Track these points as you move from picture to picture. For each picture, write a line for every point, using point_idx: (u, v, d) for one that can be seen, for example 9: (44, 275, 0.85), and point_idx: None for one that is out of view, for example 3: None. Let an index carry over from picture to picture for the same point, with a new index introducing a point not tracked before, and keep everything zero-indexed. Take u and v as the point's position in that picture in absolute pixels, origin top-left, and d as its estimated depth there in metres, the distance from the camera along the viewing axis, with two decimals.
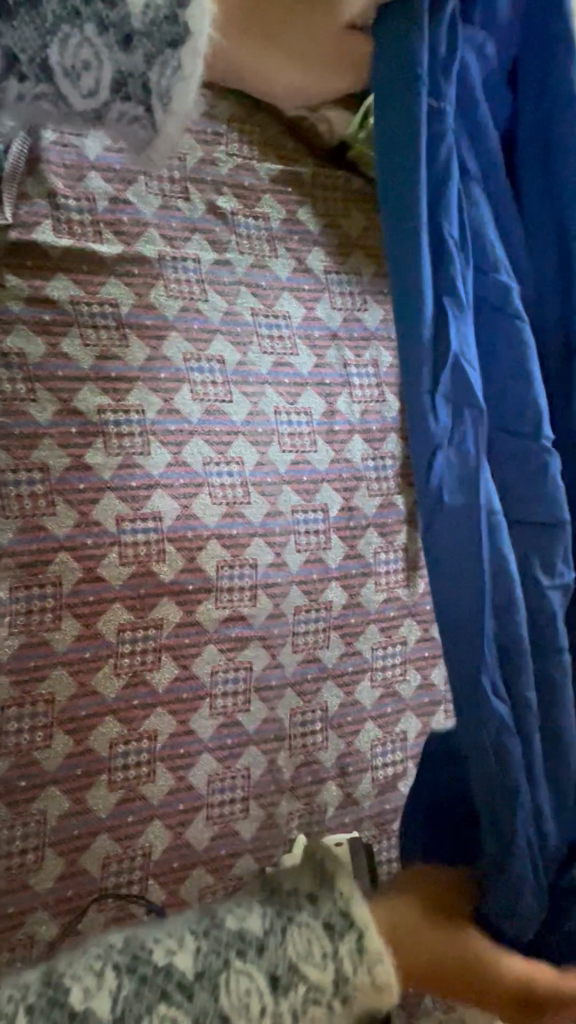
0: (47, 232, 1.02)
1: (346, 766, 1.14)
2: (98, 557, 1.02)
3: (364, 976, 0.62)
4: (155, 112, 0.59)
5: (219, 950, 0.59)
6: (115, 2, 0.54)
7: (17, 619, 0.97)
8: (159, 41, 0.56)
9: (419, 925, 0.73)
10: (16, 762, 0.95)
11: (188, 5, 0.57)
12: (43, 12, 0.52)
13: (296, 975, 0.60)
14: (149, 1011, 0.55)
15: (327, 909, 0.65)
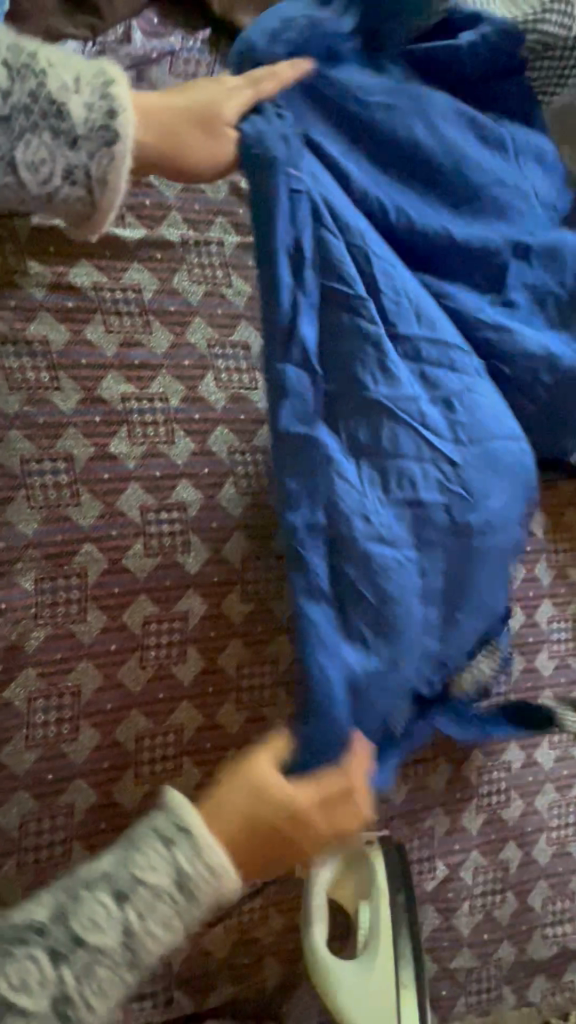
0: None
1: None
2: (123, 548, 1.00)
3: (204, 868, 0.59)
4: (95, 193, 0.66)
5: (69, 891, 0.58)
6: (61, 115, 0.63)
7: (43, 610, 0.96)
8: (97, 140, 0.64)
9: (240, 785, 0.66)
10: (43, 755, 0.95)
11: (116, 116, 0.64)
12: (12, 124, 0.62)
13: (139, 882, 0.58)
14: (10, 954, 0.54)
15: (165, 821, 0.60)
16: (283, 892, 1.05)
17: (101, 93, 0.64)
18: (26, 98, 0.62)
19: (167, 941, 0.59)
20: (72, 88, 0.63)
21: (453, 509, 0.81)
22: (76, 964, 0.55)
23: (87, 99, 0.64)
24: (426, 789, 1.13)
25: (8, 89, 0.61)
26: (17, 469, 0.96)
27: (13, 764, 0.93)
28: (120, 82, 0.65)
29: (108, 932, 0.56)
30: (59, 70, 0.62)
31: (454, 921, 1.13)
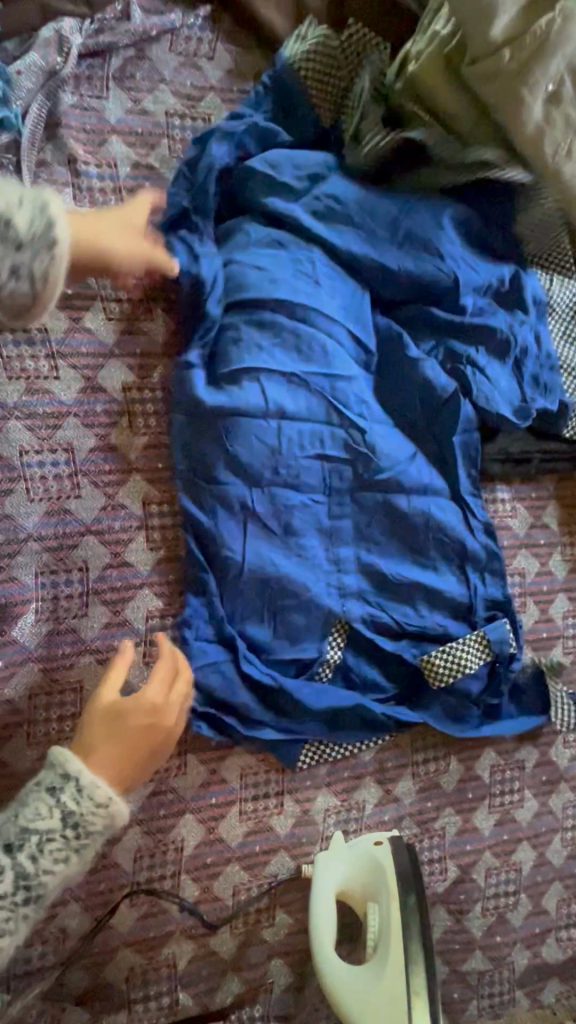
0: (68, 202, 0.97)
1: (385, 762, 1.08)
2: (126, 541, 0.98)
3: (90, 803, 0.69)
4: (39, 287, 0.71)
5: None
6: (7, 227, 0.69)
7: (44, 605, 0.94)
8: (39, 244, 0.70)
9: (101, 723, 0.76)
10: (45, 753, 0.93)
11: (56, 224, 0.71)
12: None
13: (28, 831, 0.67)
14: None
15: (52, 776, 0.70)
16: (290, 893, 1.03)
17: (41, 207, 0.71)
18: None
19: (64, 874, 0.69)
20: (17, 203, 0.69)
21: (362, 471, 1.03)
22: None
23: (28, 211, 0.70)
24: (437, 788, 1.10)
25: None
26: (16, 461, 0.94)
27: (14, 761, 0.91)
28: (58, 200, 0.73)
29: (3, 880, 0.65)
30: (8, 194, 0.70)
31: (466, 922, 1.11)
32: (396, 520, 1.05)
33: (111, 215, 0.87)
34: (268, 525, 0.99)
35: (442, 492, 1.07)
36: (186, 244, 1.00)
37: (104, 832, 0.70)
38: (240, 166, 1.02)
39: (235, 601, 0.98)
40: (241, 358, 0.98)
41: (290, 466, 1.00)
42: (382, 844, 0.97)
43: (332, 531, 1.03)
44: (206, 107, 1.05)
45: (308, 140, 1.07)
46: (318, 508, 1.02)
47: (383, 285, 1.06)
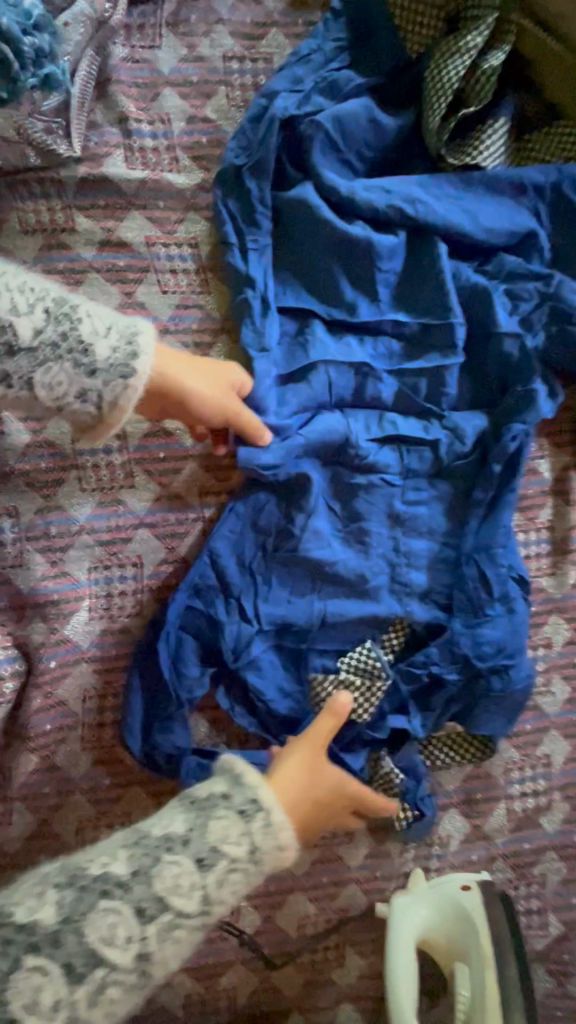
0: (119, 164, 0.89)
1: (473, 793, 0.93)
2: (181, 536, 0.90)
3: (273, 841, 0.66)
4: (103, 410, 0.66)
5: (149, 854, 0.63)
6: (86, 353, 0.65)
7: (97, 603, 0.88)
8: (113, 373, 0.65)
9: (308, 766, 0.75)
10: (100, 758, 0.87)
11: (138, 356, 0.66)
12: (39, 354, 0.64)
13: (217, 852, 0.64)
14: (91, 907, 0.60)
15: (240, 800, 0.66)
16: (361, 931, 0.91)
17: (128, 337, 0.66)
18: (56, 336, 0.64)
19: (233, 903, 0.65)
20: (102, 331, 0.65)
21: (441, 459, 0.89)
22: (159, 925, 0.61)
23: (113, 341, 0.66)
24: (536, 828, 0.94)
25: (43, 326, 0.64)
26: (68, 448, 0.89)
27: (69, 766, 0.86)
28: (149, 331, 0.68)
29: (190, 899, 0.62)
30: (95, 320, 0.66)
31: (571, 988, 0.93)
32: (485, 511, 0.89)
33: (206, 365, 0.78)
34: (298, 520, 0.86)
35: (516, 478, 0.88)
36: (238, 212, 0.88)
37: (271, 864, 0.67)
38: (305, 114, 0.87)
39: (299, 602, 0.86)
40: (300, 333, 0.88)
41: (345, 450, 0.87)
42: (470, 892, 0.85)
43: (403, 520, 0.89)
44: (267, 47, 0.93)
45: (387, 68, 0.91)
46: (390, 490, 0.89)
47: (474, 239, 0.89)
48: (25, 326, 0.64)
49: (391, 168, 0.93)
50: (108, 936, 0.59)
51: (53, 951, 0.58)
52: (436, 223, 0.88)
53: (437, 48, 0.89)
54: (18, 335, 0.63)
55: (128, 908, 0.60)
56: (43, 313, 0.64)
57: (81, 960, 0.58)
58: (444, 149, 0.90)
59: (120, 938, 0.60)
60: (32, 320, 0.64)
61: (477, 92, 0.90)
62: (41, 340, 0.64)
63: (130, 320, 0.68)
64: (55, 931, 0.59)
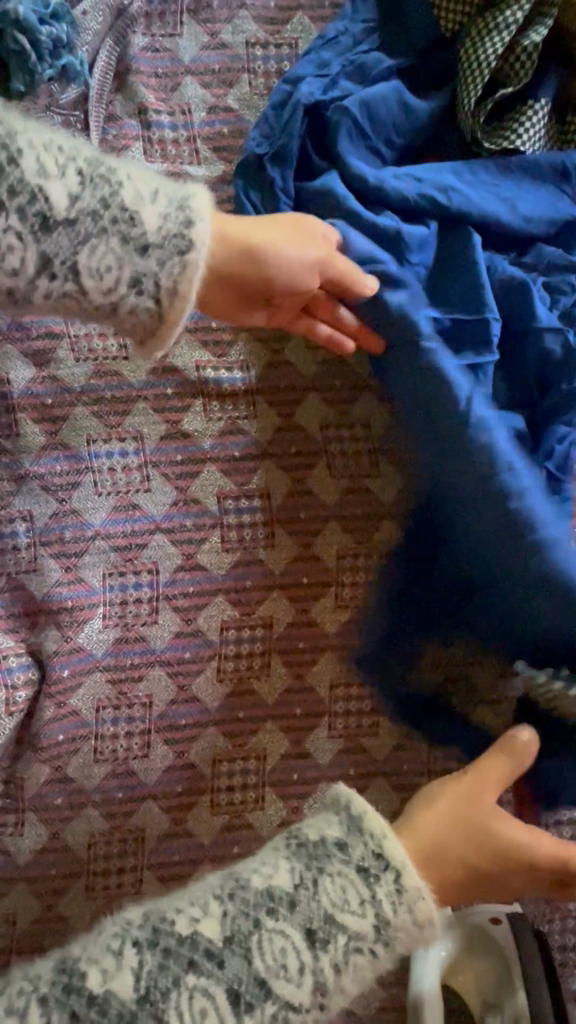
0: (138, 157, 0.86)
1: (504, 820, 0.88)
2: (199, 542, 0.86)
3: (409, 919, 0.59)
4: (161, 297, 0.63)
5: (246, 914, 0.57)
6: (133, 223, 0.61)
7: (112, 610, 0.85)
8: (167, 247, 0.61)
9: (465, 828, 0.65)
10: (113, 770, 0.84)
11: (192, 224, 0.62)
12: (78, 227, 0.60)
13: (335, 926, 0.57)
14: (176, 983, 0.54)
15: (363, 853, 0.60)
16: (383, 962, 0.86)
17: (178, 204, 0.63)
18: (96, 205, 0.60)
19: (354, 990, 0.59)
20: (149, 199, 0.62)
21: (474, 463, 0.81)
22: (260, 1018, 0.55)
23: (162, 210, 0.62)
24: None
25: (78, 194, 0.60)
26: (84, 451, 0.86)
27: (81, 777, 0.84)
28: (201, 197, 0.64)
29: (301, 985, 0.56)
30: (139, 186, 0.62)
31: None
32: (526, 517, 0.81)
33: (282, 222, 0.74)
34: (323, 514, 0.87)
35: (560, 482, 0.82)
36: (260, 203, 0.85)
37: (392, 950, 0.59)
38: (331, 99, 0.83)
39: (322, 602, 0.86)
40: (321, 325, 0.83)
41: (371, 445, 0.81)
42: (501, 925, 0.80)
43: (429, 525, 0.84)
44: (291, 31, 0.89)
45: (418, 50, 0.86)
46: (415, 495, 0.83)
47: (511, 228, 0.84)
48: (61, 195, 0.59)
49: (423, 155, 0.88)
50: (199, 1019, 0.54)
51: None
52: (471, 211, 0.83)
53: (473, 26, 0.83)
54: (50, 203, 0.59)
55: (220, 990, 0.54)
56: (76, 182, 0.60)
57: None
58: (480, 132, 0.85)
59: (211, 1021, 0.54)
60: (64, 188, 0.59)
61: (516, 70, 0.84)
62: (80, 210, 0.60)
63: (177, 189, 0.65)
64: (132, 1008, 0.53)
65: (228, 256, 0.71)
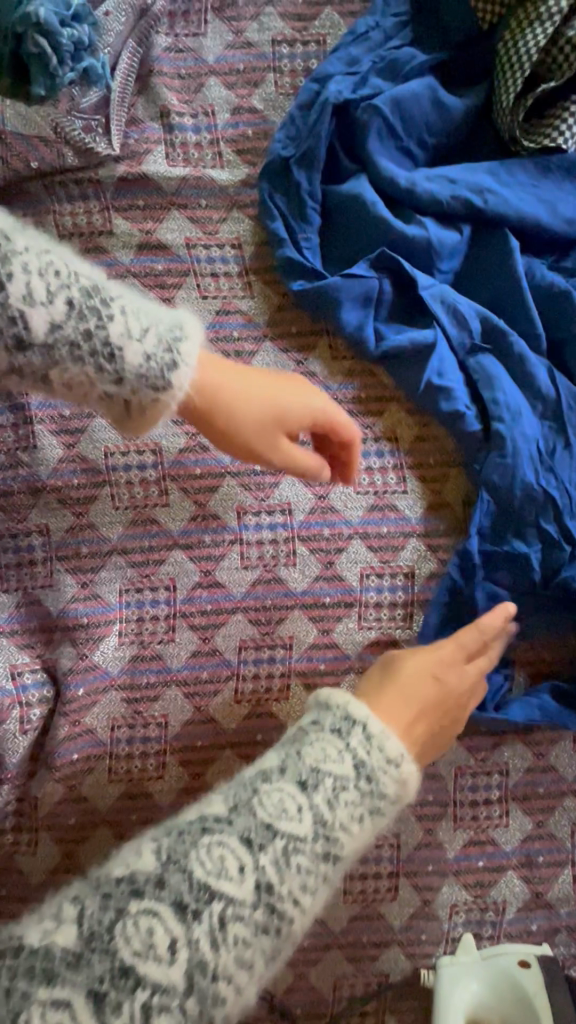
0: (160, 161, 0.83)
1: (535, 856, 0.83)
2: (217, 558, 0.84)
3: (381, 757, 0.53)
4: (130, 420, 0.58)
5: (244, 788, 0.51)
6: (113, 358, 0.54)
7: (128, 627, 0.83)
8: (145, 388, 0.56)
9: (410, 670, 0.63)
10: (127, 791, 0.82)
11: (177, 369, 0.56)
12: (54, 352, 0.52)
13: (321, 773, 0.51)
14: (194, 846, 0.48)
15: (333, 717, 0.54)
16: (404, 998, 0.83)
17: (167, 343, 0.56)
18: (77, 335, 0.52)
19: (360, 838, 0.52)
20: (137, 334, 0.54)
21: (504, 480, 0.78)
22: (274, 854, 0.48)
23: (149, 347, 0.55)
24: None
25: (60, 321, 0.52)
26: (101, 464, 0.84)
27: (95, 798, 0.81)
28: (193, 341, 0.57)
29: (301, 822, 0.50)
30: (129, 318, 0.54)
31: None
32: (558, 528, 0.78)
33: (255, 403, 0.64)
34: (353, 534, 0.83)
35: None
36: (286, 208, 0.82)
37: (394, 800, 0.54)
38: (361, 98, 0.80)
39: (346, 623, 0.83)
40: (348, 334, 0.81)
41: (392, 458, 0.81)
42: (530, 969, 0.77)
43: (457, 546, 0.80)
44: (320, 27, 0.86)
45: (453, 45, 0.82)
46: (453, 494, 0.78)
47: (552, 231, 0.79)
48: (38, 315, 0.51)
49: (456, 155, 0.84)
50: (218, 868, 0.47)
51: (160, 895, 0.46)
52: (508, 214, 0.78)
53: (512, 18, 0.79)
54: (27, 327, 0.51)
55: (234, 839, 0.48)
56: (63, 298, 0.52)
57: (191, 894, 0.46)
58: (519, 130, 0.80)
59: (232, 872, 0.47)
60: (48, 310, 0.51)
61: (560, 63, 0.79)
62: (57, 336, 0.52)
63: (173, 317, 0.57)
64: (158, 876, 0.46)
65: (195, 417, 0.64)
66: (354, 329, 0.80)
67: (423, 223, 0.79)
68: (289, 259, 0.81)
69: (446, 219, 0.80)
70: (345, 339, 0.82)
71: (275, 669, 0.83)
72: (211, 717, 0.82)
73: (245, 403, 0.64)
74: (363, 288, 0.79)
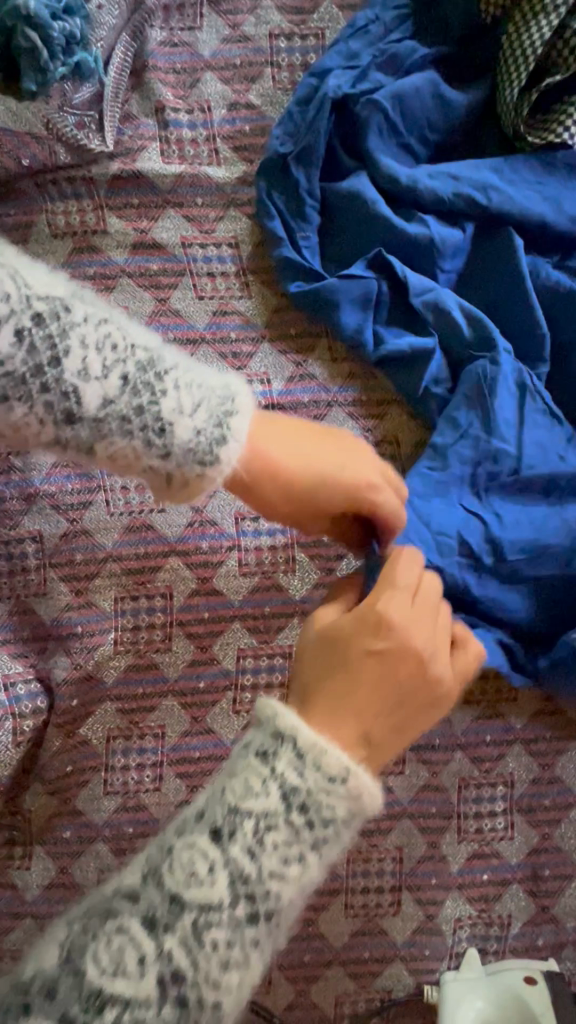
0: (155, 159, 0.81)
1: (540, 869, 0.81)
2: (214, 565, 0.82)
3: (319, 780, 0.43)
4: (176, 498, 0.52)
5: (160, 846, 0.43)
6: (163, 433, 0.48)
7: (124, 636, 0.81)
8: (191, 464, 0.49)
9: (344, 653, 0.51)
10: (123, 805, 0.79)
11: (226, 443, 0.50)
12: (101, 426, 0.47)
13: (240, 815, 0.42)
14: (94, 935, 0.40)
15: (258, 738, 0.45)
16: (408, 1015, 0.80)
17: (218, 416, 0.50)
18: (128, 407, 0.47)
19: (300, 881, 0.43)
20: (188, 408, 0.48)
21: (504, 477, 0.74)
22: (181, 932, 0.40)
23: (199, 422, 0.49)
24: None
25: (111, 394, 0.47)
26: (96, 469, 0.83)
27: (90, 812, 0.79)
28: (245, 413, 0.51)
29: (214, 883, 0.41)
30: (182, 390, 0.49)
31: None
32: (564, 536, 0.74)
33: (285, 495, 0.55)
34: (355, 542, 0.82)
35: None
36: (284, 207, 0.80)
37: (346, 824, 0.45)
38: (361, 93, 0.78)
39: None
40: (348, 336, 0.79)
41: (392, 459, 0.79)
42: (536, 986, 0.75)
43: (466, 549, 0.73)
44: (318, 21, 0.84)
45: (455, 39, 0.81)
46: (445, 494, 0.73)
47: (555, 229, 0.77)
48: (91, 391, 0.46)
49: (458, 152, 0.82)
50: (115, 966, 0.39)
51: (48, 1012, 0.38)
52: (512, 212, 0.76)
53: (516, 10, 0.77)
54: (77, 399, 0.46)
55: (136, 922, 0.40)
56: (118, 371, 0.47)
57: (81, 1004, 0.38)
58: (523, 125, 0.78)
59: (131, 966, 0.39)
60: (99, 383, 0.47)
61: (565, 57, 0.77)
62: (108, 411, 0.47)
63: (227, 386, 0.52)
64: (51, 983, 0.39)
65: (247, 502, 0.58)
66: (354, 332, 0.78)
67: (425, 223, 0.77)
68: (288, 261, 0.79)
69: (448, 220, 0.78)
70: (344, 343, 0.80)
71: (274, 678, 0.80)
72: (208, 727, 0.80)
73: (278, 492, 0.55)
74: (362, 289, 0.77)
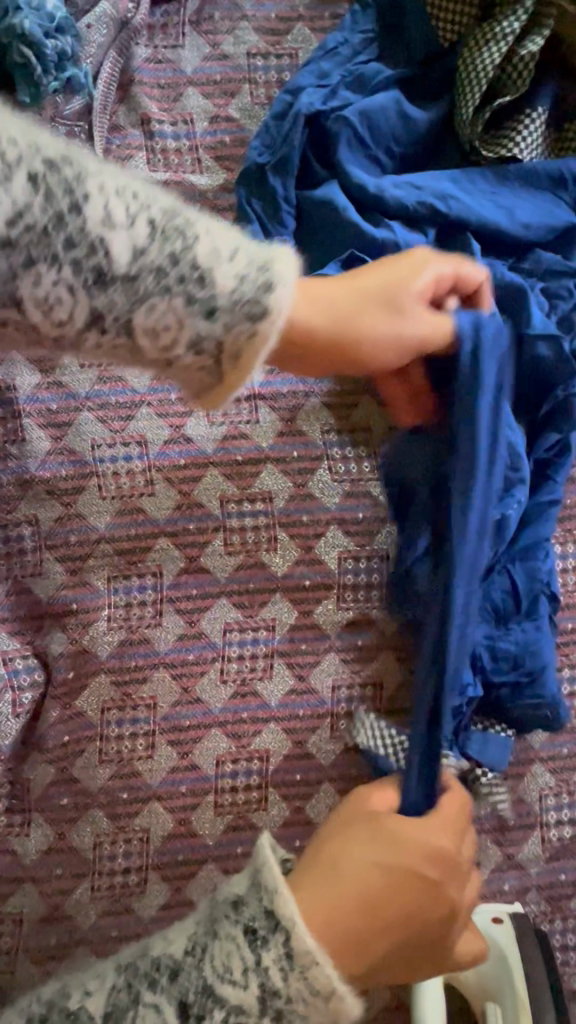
0: (141, 166, 0.87)
1: (506, 820, 0.89)
2: (201, 545, 0.88)
3: (301, 986, 0.47)
4: (224, 367, 0.54)
5: (130, 983, 0.47)
6: (204, 284, 0.50)
7: (116, 613, 0.86)
8: (239, 315, 0.51)
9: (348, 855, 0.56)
10: (117, 772, 0.84)
11: (272, 290, 0.52)
12: (136, 284, 0.49)
13: (213, 995, 0.46)
14: None
15: (253, 911, 0.49)
16: None
17: (259, 264, 0.52)
18: (162, 259, 0.49)
19: None
20: (224, 253, 0.51)
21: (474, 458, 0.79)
22: None
23: (240, 269, 0.51)
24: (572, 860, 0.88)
25: (143, 246, 0.49)
26: (88, 456, 0.88)
27: (86, 780, 0.84)
28: (287, 260, 0.53)
29: None
30: (215, 240, 0.51)
31: None
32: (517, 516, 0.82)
33: (352, 301, 0.61)
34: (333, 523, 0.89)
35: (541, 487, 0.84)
36: (263, 213, 0.86)
37: None
38: (332, 110, 0.85)
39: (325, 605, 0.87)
40: None
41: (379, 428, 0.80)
42: (502, 924, 0.82)
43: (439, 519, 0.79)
44: (292, 41, 0.91)
45: (416, 62, 0.88)
46: None
47: (509, 234, 0.85)
48: (120, 243, 0.48)
49: (421, 164, 0.89)
50: None
51: None
52: (469, 219, 0.84)
53: (470, 37, 0.85)
54: (109, 254, 0.48)
55: None
56: (145, 224, 0.49)
57: None
58: (478, 140, 0.86)
59: None
60: (129, 236, 0.49)
61: (514, 79, 0.85)
62: (141, 264, 0.49)
63: (260, 246, 0.54)
64: None
65: (331, 341, 0.60)
66: None
67: (391, 227, 0.84)
68: None
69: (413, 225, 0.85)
70: None
71: (258, 649, 0.86)
72: (197, 696, 0.85)
73: (341, 302, 0.61)
74: None
